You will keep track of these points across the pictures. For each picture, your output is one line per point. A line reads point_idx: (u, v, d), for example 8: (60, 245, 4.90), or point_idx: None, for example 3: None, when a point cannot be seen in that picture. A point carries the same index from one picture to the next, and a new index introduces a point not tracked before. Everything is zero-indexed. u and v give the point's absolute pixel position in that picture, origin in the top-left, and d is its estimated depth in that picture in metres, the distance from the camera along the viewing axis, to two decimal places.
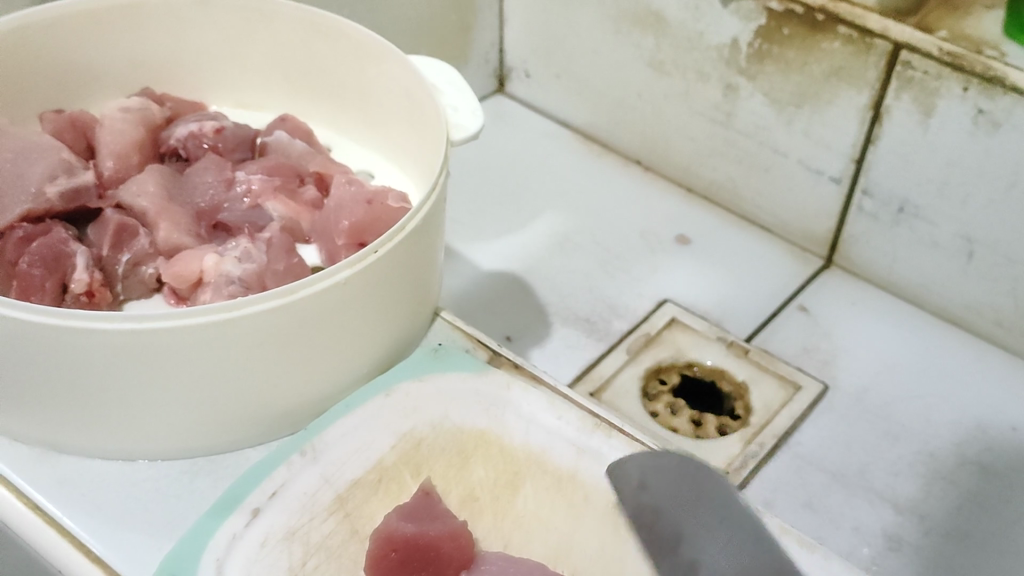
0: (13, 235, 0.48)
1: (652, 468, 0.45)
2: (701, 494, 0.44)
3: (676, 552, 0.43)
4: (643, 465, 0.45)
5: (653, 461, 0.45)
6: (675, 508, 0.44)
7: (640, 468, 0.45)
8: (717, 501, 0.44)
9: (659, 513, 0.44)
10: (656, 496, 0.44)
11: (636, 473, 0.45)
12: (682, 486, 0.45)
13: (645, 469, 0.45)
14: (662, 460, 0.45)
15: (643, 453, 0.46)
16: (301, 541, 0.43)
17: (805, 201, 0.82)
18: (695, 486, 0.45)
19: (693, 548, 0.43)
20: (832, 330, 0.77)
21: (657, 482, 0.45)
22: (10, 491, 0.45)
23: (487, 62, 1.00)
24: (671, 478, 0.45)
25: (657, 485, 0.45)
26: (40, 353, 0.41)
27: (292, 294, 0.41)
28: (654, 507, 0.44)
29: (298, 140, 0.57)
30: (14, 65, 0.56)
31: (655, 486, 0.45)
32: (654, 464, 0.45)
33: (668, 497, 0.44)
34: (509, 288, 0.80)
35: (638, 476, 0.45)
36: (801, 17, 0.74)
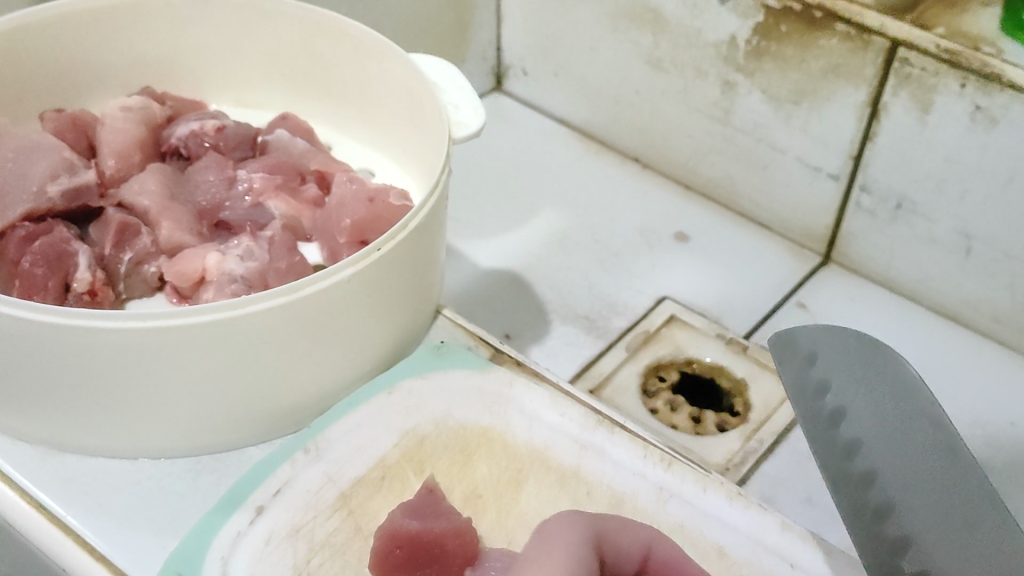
0: (15, 234, 0.48)
1: (829, 342, 0.48)
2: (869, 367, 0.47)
3: (833, 426, 0.47)
4: (815, 340, 0.48)
5: (826, 337, 0.48)
6: (841, 381, 0.47)
7: (812, 342, 0.48)
8: (883, 371, 0.47)
9: (824, 387, 0.47)
10: (825, 370, 0.48)
11: (807, 347, 0.49)
12: (853, 360, 0.47)
13: (814, 343, 0.48)
14: (834, 334, 0.48)
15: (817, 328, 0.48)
16: (305, 539, 0.43)
17: (803, 197, 0.82)
18: (867, 357, 0.47)
19: (851, 423, 0.46)
20: (831, 326, 0.78)
21: (831, 355, 0.48)
22: (14, 490, 0.45)
23: (484, 60, 1.00)
24: (843, 352, 0.48)
25: (828, 359, 0.48)
26: (44, 352, 0.41)
27: (296, 292, 0.42)
28: (819, 382, 0.47)
29: (299, 138, 0.57)
30: (15, 64, 0.56)
31: (828, 360, 0.48)
32: (824, 338, 0.48)
33: (836, 372, 0.47)
34: (508, 285, 0.80)
35: (809, 350, 0.48)
36: (799, 14, 0.74)
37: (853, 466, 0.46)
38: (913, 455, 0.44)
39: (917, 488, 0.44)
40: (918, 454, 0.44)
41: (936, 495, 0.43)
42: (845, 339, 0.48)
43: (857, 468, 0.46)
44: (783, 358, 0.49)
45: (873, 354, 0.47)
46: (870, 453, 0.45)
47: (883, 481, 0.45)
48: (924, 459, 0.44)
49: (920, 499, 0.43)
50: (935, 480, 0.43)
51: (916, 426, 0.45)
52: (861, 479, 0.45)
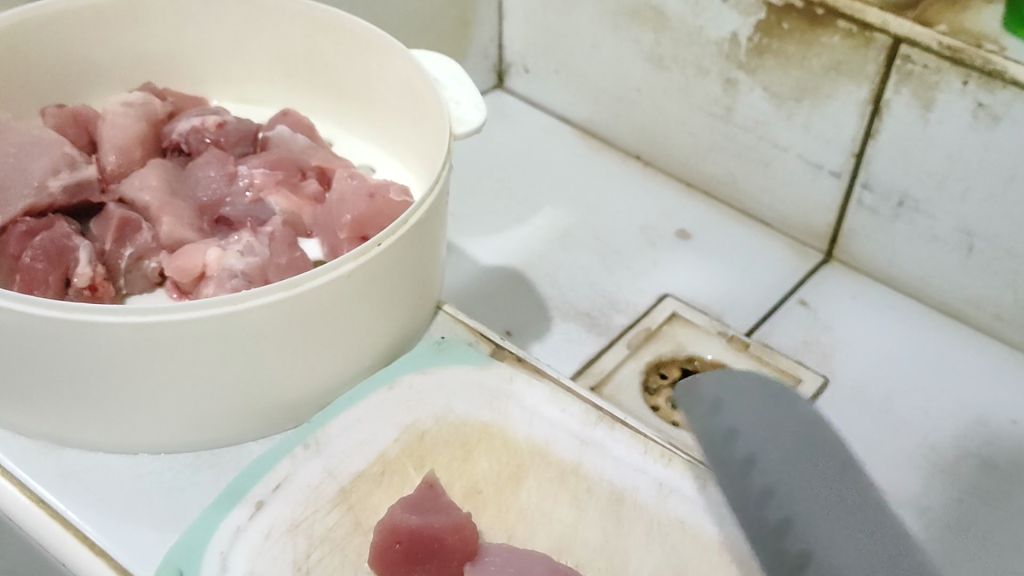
0: (16, 228, 0.48)
1: (732, 392, 0.46)
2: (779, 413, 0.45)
3: (746, 473, 0.44)
4: (720, 389, 0.46)
5: (731, 384, 0.46)
6: (749, 427, 0.45)
7: (718, 391, 0.46)
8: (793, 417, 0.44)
9: (733, 435, 0.45)
10: (731, 417, 0.45)
11: (712, 397, 0.46)
12: (758, 407, 0.45)
13: (721, 392, 0.46)
14: (739, 383, 0.46)
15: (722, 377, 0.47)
16: (305, 533, 0.43)
17: (805, 195, 0.82)
18: (772, 405, 0.45)
19: (761, 468, 0.43)
20: (833, 324, 0.78)
21: (735, 404, 0.46)
22: (14, 484, 0.45)
23: (486, 57, 1.00)
24: (749, 399, 0.46)
25: (732, 407, 0.46)
26: (45, 345, 0.41)
27: (294, 288, 0.41)
28: (728, 429, 0.45)
29: (300, 134, 0.57)
30: (16, 60, 0.56)
31: (733, 409, 0.46)
32: (731, 387, 0.46)
33: (743, 419, 0.45)
34: (509, 282, 0.80)
35: (714, 399, 0.46)
36: (801, 12, 0.74)
37: (766, 513, 0.42)
38: (827, 497, 0.42)
39: (839, 528, 0.40)
40: (834, 497, 0.42)
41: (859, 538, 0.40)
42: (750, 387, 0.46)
43: (770, 515, 0.42)
44: (692, 412, 0.47)
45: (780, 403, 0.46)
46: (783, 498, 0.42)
47: (798, 525, 0.41)
48: (841, 500, 0.41)
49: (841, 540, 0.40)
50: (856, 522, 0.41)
51: (832, 471, 0.42)
52: (775, 528, 0.42)
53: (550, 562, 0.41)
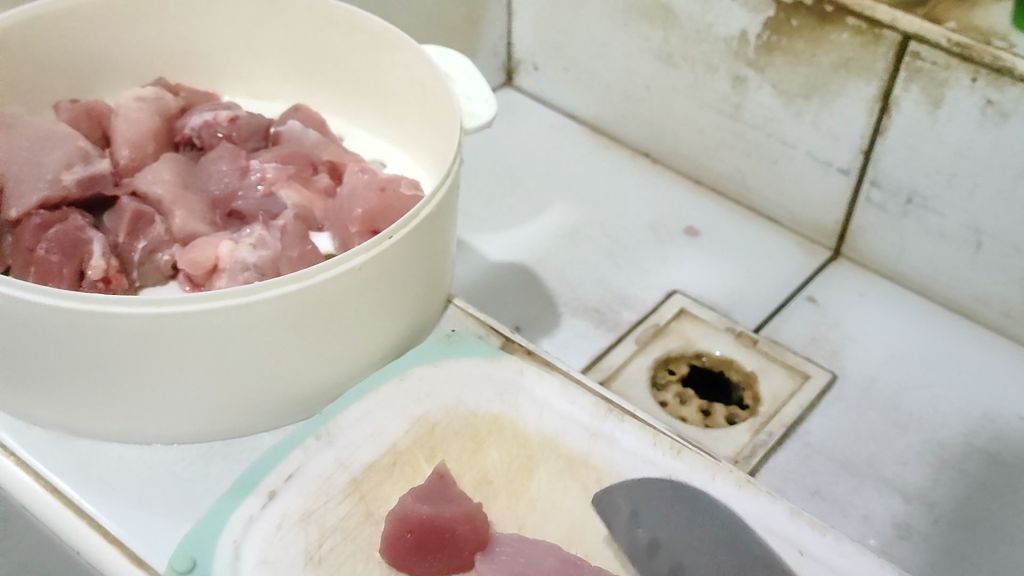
0: (30, 221, 0.49)
1: (645, 499, 0.44)
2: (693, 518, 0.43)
3: None
4: (635, 496, 0.44)
5: (645, 492, 0.44)
6: (671, 537, 0.43)
7: (632, 500, 0.44)
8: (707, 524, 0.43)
9: (656, 546, 0.42)
10: (651, 527, 0.43)
11: (628, 505, 0.44)
12: (674, 514, 0.44)
13: (637, 500, 0.44)
14: (652, 490, 0.44)
15: (636, 483, 0.44)
16: (317, 523, 0.43)
17: (813, 193, 0.83)
18: (686, 511, 0.44)
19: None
20: (841, 320, 0.78)
21: (652, 513, 0.43)
22: (28, 473, 0.46)
23: (495, 54, 1.00)
24: (664, 506, 0.44)
25: (651, 516, 0.43)
26: (61, 335, 0.41)
27: (307, 279, 0.42)
28: (650, 541, 0.42)
29: (311, 129, 0.58)
30: (30, 54, 0.56)
31: (650, 518, 0.43)
32: (643, 495, 0.44)
33: (662, 529, 0.43)
34: (519, 278, 0.81)
35: (630, 507, 0.44)
36: (810, 9, 0.74)
37: None
38: None
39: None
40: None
41: None
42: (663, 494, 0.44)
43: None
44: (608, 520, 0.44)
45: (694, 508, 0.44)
46: None
47: None
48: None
49: None
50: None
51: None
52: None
53: (562, 552, 0.42)
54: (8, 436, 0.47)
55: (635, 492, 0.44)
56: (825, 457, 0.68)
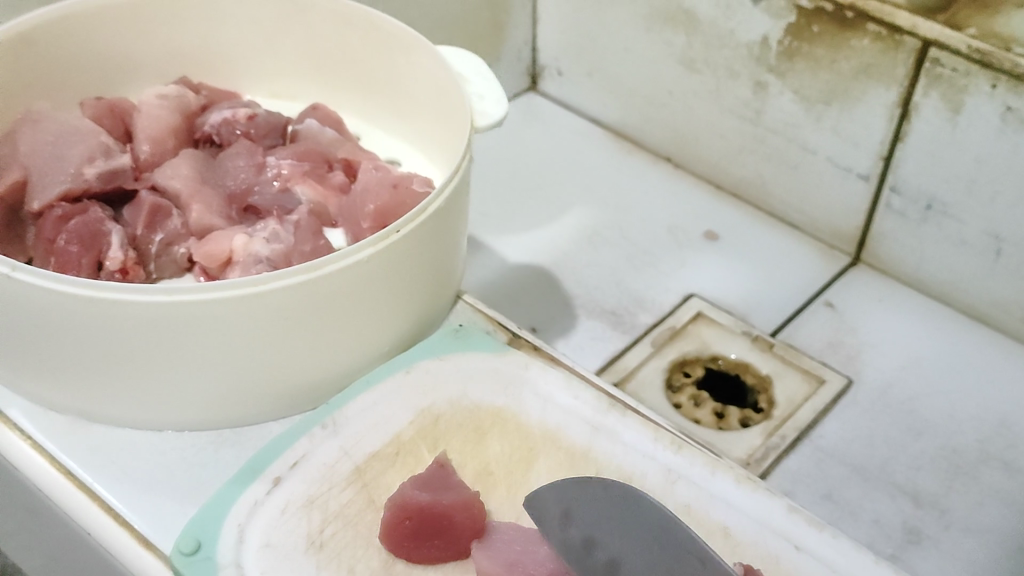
0: (52, 213, 0.50)
1: (576, 496, 0.42)
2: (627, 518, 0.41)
3: None
4: (564, 494, 0.42)
5: (577, 490, 0.42)
6: (605, 535, 0.41)
7: (561, 497, 0.42)
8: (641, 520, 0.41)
9: (591, 545, 0.41)
10: (585, 529, 0.41)
11: (559, 505, 0.42)
12: (608, 511, 0.41)
13: (569, 499, 0.42)
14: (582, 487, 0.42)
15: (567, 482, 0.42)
16: (319, 509, 0.44)
17: (833, 198, 0.83)
18: (620, 506, 0.41)
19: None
20: (858, 325, 0.78)
21: (585, 512, 0.41)
22: (44, 457, 0.47)
23: (520, 59, 1.01)
24: (597, 503, 0.41)
25: (583, 517, 0.41)
26: (76, 321, 0.43)
27: (315, 270, 0.43)
28: (585, 539, 0.41)
29: (329, 128, 0.59)
30: (59, 52, 0.58)
31: (582, 517, 0.41)
32: (575, 492, 0.42)
33: (598, 528, 0.41)
34: (536, 280, 0.82)
35: (562, 506, 0.42)
36: (831, 15, 0.74)
37: None
38: None
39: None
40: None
41: None
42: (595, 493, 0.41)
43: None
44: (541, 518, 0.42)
45: (627, 501, 0.41)
46: None
47: None
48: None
49: None
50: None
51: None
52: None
53: None
54: (25, 419, 0.48)
55: (566, 491, 0.42)
56: (837, 461, 0.68)
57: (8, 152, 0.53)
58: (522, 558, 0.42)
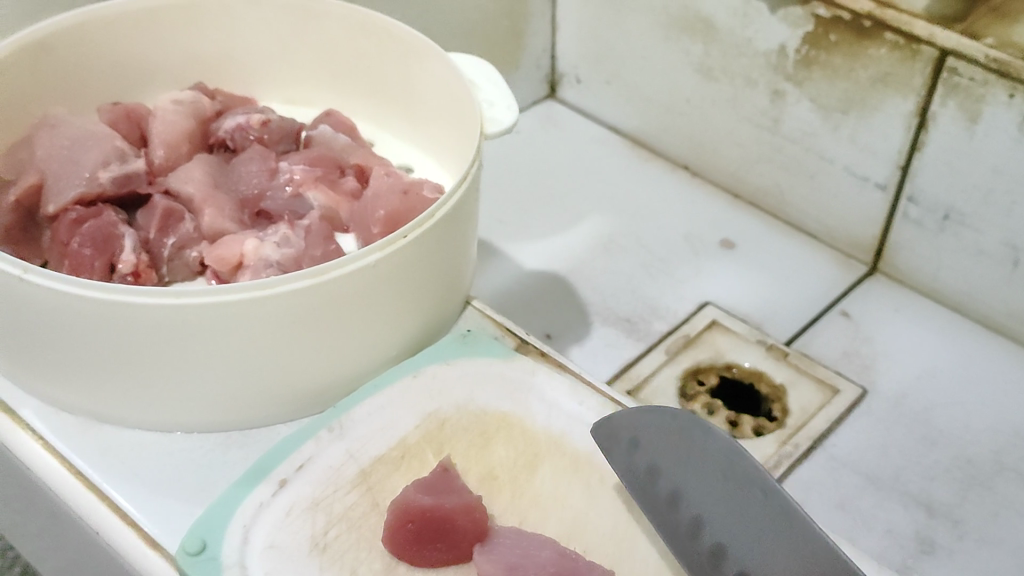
0: (67, 216, 0.51)
1: (645, 425, 0.45)
2: (685, 443, 0.44)
3: (673, 510, 0.44)
4: (633, 423, 0.45)
5: (644, 418, 0.45)
6: (668, 463, 0.44)
7: (632, 426, 0.45)
8: (701, 446, 0.43)
9: (655, 472, 0.44)
10: (650, 454, 0.45)
11: (628, 431, 0.45)
12: (670, 439, 0.44)
13: (636, 427, 0.45)
14: (649, 416, 0.45)
15: (633, 411, 0.45)
16: (324, 512, 0.44)
17: (850, 207, 0.83)
18: (683, 435, 0.44)
19: (687, 502, 0.43)
20: (874, 335, 0.78)
21: (648, 440, 0.45)
22: (56, 457, 0.48)
23: (539, 67, 1.02)
24: (661, 432, 0.44)
25: (647, 443, 0.45)
26: (86, 323, 0.43)
27: (322, 275, 0.43)
28: (648, 467, 0.45)
29: (342, 134, 0.59)
30: (77, 58, 0.58)
31: (649, 445, 0.45)
32: (641, 420, 0.45)
33: (663, 454, 0.44)
34: (552, 287, 0.82)
35: (633, 435, 0.45)
36: (848, 24, 0.74)
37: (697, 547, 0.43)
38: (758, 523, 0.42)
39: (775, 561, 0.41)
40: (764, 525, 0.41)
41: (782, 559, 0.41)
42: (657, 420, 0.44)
43: (705, 545, 0.43)
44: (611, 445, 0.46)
45: (691, 429, 0.44)
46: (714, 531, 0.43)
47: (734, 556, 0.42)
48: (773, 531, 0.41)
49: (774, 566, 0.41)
50: (791, 550, 0.40)
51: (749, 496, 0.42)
52: (711, 556, 0.43)
53: (558, 546, 0.43)
54: (37, 419, 0.49)
55: (635, 419, 0.45)
56: (850, 470, 0.68)
57: (25, 157, 0.54)
58: (523, 561, 0.42)
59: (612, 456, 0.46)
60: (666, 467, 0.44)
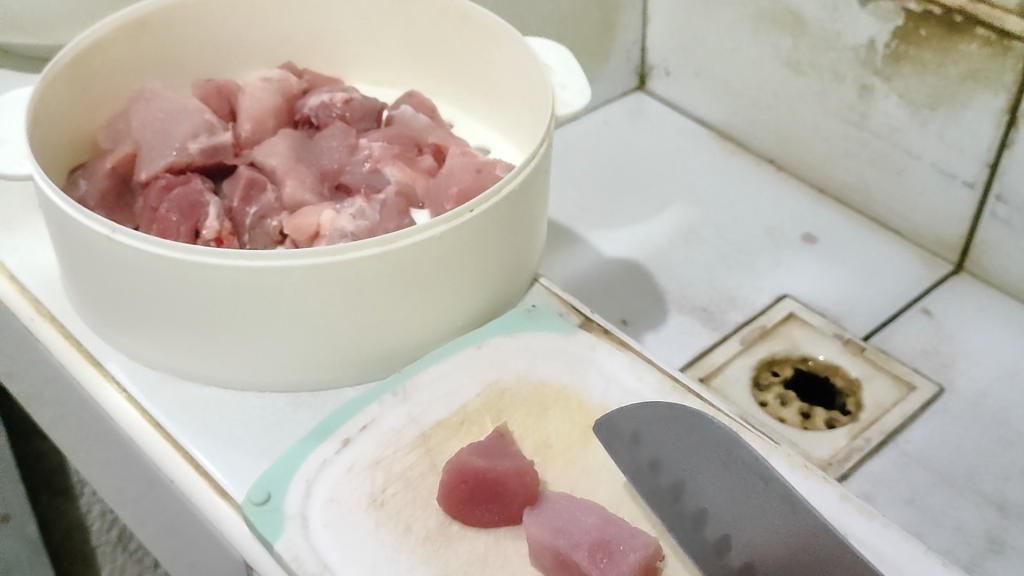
0: (157, 183, 0.53)
1: (648, 420, 0.46)
2: (689, 439, 0.46)
3: (676, 502, 0.45)
4: (635, 419, 0.47)
5: (647, 414, 0.47)
6: (671, 458, 0.46)
7: (633, 421, 0.47)
8: (705, 442, 0.46)
9: (658, 466, 0.46)
10: (654, 448, 0.46)
11: (631, 427, 0.47)
12: (675, 434, 0.46)
13: (640, 422, 0.47)
14: (652, 413, 0.46)
15: (638, 407, 0.47)
16: (383, 470, 0.46)
17: (935, 205, 0.81)
18: (687, 431, 0.46)
19: (692, 492, 0.46)
20: (955, 334, 0.77)
21: (653, 435, 0.46)
22: (137, 408, 0.50)
23: (629, 59, 1.02)
24: (663, 428, 0.46)
25: (651, 438, 0.46)
26: (168, 282, 0.46)
27: (389, 243, 0.45)
28: (652, 460, 0.46)
29: (422, 114, 0.62)
30: (175, 36, 0.61)
31: (652, 439, 0.46)
32: (644, 416, 0.47)
33: (665, 447, 0.46)
34: (631, 275, 0.84)
35: (634, 430, 0.47)
36: (939, 18, 0.73)
37: (701, 535, 0.45)
38: (759, 510, 0.44)
39: (776, 548, 0.44)
40: (766, 514, 0.44)
41: (783, 545, 0.43)
42: (664, 418, 0.46)
43: (710, 536, 0.45)
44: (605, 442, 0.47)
45: (693, 424, 0.46)
46: (718, 520, 0.45)
47: (739, 544, 0.44)
48: (775, 517, 0.44)
49: (775, 554, 0.44)
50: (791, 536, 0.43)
51: (750, 485, 0.44)
52: (715, 546, 0.44)
53: (604, 512, 0.44)
54: (122, 372, 0.51)
55: (636, 415, 0.47)
56: (921, 466, 0.68)
57: (121, 128, 0.57)
58: (569, 526, 0.43)
59: (611, 449, 0.47)
60: (668, 461, 0.46)
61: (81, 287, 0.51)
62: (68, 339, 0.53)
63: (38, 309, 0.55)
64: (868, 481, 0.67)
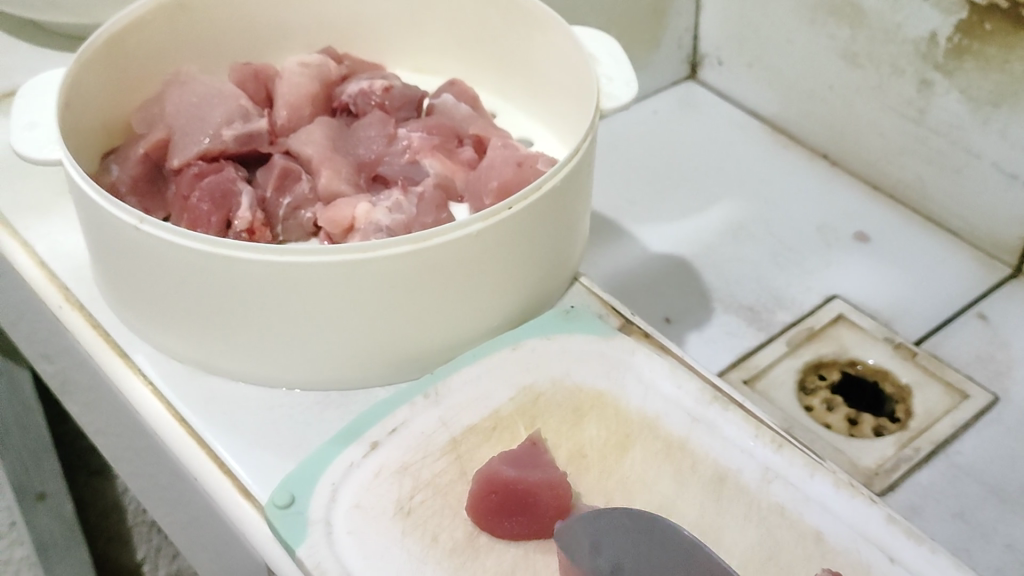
0: (189, 171, 0.52)
1: (605, 527, 0.41)
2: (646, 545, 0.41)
3: None
4: (594, 528, 0.41)
5: (602, 522, 0.41)
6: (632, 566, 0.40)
7: (591, 531, 0.41)
8: (664, 547, 0.40)
9: None
10: (614, 556, 0.40)
11: (587, 537, 0.41)
12: (632, 541, 0.41)
13: (598, 532, 0.41)
14: (606, 520, 0.41)
15: (595, 515, 0.41)
16: (411, 477, 0.45)
17: (995, 206, 0.78)
18: (642, 536, 0.41)
19: None
20: (1012, 341, 0.74)
21: (611, 543, 0.41)
22: (162, 403, 0.49)
23: (681, 47, 1.00)
24: (624, 534, 0.41)
25: (610, 547, 0.41)
26: (197, 275, 0.44)
27: (423, 241, 0.43)
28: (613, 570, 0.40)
29: (463, 104, 0.60)
30: (214, 18, 0.60)
31: (611, 547, 0.40)
32: (602, 525, 0.41)
33: (625, 557, 0.40)
34: (676, 272, 0.82)
35: (592, 539, 0.41)
36: (1005, 12, 0.70)
37: None
38: None
39: None
40: None
41: None
42: (623, 525, 0.41)
43: None
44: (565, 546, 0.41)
45: (650, 529, 0.41)
46: None
47: None
48: None
49: None
50: None
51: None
52: None
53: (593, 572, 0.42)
54: (149, 365, 0.50)
55: (594, 523, 0.41)
56: (972, 479, 0.65)
57: (156, 112, 0.56)
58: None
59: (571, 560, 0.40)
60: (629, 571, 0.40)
61: (110, 278, 0.50)
62: (96, 328, 0.52)
63: (66, 297, 0.53)
64: (915, 493, 0.64)
